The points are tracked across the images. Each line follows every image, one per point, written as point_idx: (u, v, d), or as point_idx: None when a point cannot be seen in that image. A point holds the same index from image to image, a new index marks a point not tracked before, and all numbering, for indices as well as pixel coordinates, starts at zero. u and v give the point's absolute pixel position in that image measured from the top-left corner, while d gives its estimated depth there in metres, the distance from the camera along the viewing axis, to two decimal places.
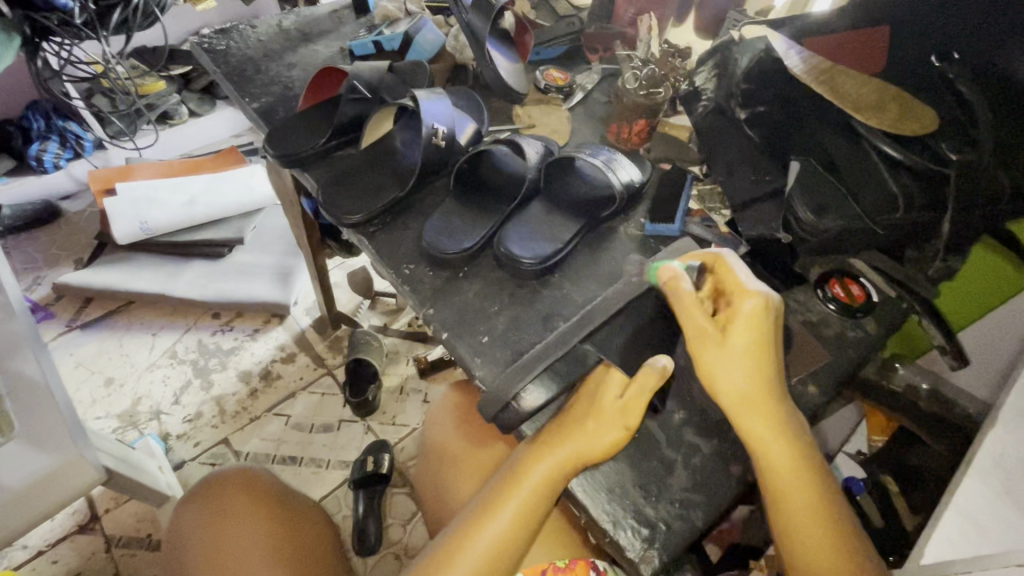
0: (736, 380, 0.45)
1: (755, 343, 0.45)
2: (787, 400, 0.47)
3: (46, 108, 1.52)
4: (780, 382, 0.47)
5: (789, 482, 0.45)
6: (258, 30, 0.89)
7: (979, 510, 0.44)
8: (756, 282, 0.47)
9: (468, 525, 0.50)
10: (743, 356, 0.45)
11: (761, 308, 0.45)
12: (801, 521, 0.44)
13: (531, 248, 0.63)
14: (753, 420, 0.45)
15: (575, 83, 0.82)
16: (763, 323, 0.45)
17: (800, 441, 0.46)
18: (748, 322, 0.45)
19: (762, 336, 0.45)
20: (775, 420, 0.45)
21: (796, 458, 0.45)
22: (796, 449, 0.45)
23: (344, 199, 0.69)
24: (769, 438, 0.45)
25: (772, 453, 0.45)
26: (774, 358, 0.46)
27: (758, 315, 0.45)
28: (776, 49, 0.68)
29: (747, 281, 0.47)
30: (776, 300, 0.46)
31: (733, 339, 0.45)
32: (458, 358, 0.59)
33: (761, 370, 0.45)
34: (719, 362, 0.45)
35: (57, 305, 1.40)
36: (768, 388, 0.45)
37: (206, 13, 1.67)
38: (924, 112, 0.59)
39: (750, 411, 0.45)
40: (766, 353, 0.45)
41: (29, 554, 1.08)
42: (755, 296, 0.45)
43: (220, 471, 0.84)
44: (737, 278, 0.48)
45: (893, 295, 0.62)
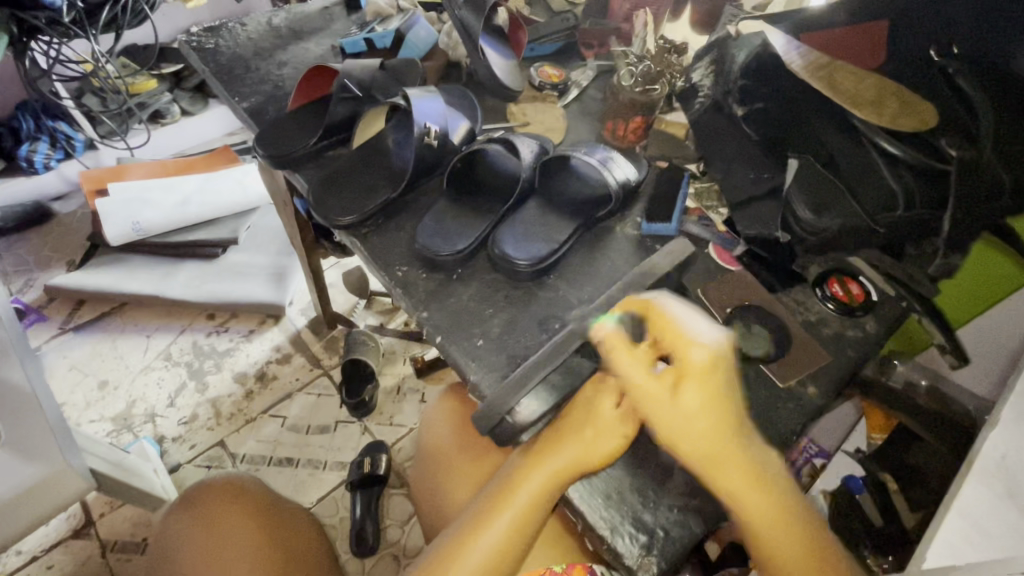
0: (697, 436, 0.43)
1: (709, 395, 0.44)
2: (753, 447, 0.45)
3: (35, 107, 1.49)
4: (743, 430, 0.45)
5: (768, 526, 0.44)
6: (248, 28, 0.88)
7: (981, 514, 0.44)
8: (695, 327, 0.45)
9: (465, 533, 0.49)
10: (701, 410, 0.43)
11: (710, 360, 0.44)
12: (785, 559, 0.44)
13: (526, 249, 0.62)
14: (724, 476, 0.44)
15: (570, 80, 0.81)
16: (716, 371, 0.44)
17: (774, 485, 0.45)
18: (699, 375, 0.44)
19: (713, 389, 0.44)
20: (745, 470, 0.44)
21: (771, 499, 0.44)
22: (773, 497, 0.44)
23: (335, 201, 0.68)
24: (741, 491, 0.44)
25: (747, 503, 0.44)
26: (731, 408, 0.44)
27: (711, 366, 0.44)
28: (775, 45, 0.68)
29: (687, 329, 0.45)
30: (722, 347, 0.44)
31: (688, 393, 0.44)
32: (453, 362, 0.58)
33: (720, 422, 0.44)
34: (675, 421, 0.43)
35: (50, 307, 1.39)
36: (732, 439, 0.44)
37: (196, 10, 1.65)
38: (921, 106, 0.59)
39: (717, 465, 0.44)
40: (725, 405, 0.44)
41: (24, 559, 1.07)
42: (703, 346, 0.44)
43: (206, 481, 0.83)
44: (673, 327, 0.45)
45: (892, 293, 0.61)
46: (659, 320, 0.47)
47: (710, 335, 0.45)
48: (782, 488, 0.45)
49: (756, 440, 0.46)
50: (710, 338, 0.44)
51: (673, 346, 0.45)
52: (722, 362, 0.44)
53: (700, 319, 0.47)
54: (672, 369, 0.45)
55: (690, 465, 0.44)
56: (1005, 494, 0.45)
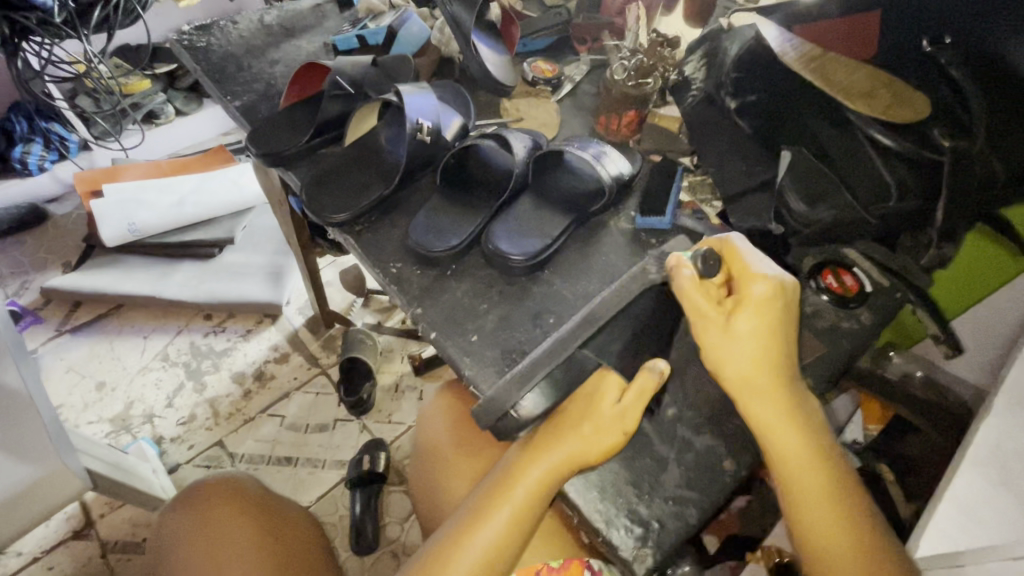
0: (746, 362, 0.46)
1: (765, 325, 0.47)
2: (794, 381, 0.48)
3: (27, 109, 1.48)
4: (789, 366, 0.48)
5: (801, 462, 0.46)
6: (240, 26, 0.87)
7: (978, 502, 0.45)
8: (765, 266, 0.49)
9: (461, 531, 0.49)
10: (755, 338, 0.47)
11: (770, 294, 0.47)
12: (812, 501, 0.46)
13: (520, 244, 0.62)
14: (765, 404, 0.46)
15: (564, 74, 0.81)
16: (772, 303, 0.47)
17: (810, 425, 0.47)
18: (757, 305, 0.47)
19: (771, 320, 0.47)
20: (784, 404, 0.46)
21: (805, 434, 0.46)
22: (806, 433, 0.47)
23: (329, 198, 0.68)
24: (779, 421, 0.46)
25: (781, 436, 0.46)
26: (784, 343, 0.47)
27: (770, 298, 0.47)
28: (767, 37, 0.68)
29: (757, 265, 0.49)
30: (787, 285, 0.48)
31: (743, 320, 0.47)
32: (447, 357, 0.59)
33: (770, 351, 0.47)
34: (727, 342, 0.47)
35: (46, 309, 1.39)
36: (778, 370, 0.47)
37: (189, 9, 1.65)
38: (915, 96, 0.59)
39: (758, 393, 0.46)
40: (777, 335, 0.47)
41: (24, 560, 1.07)
42: (764, 280, 0.48)
43: (205, 480, 0.83)
44: (746, 262, 0.49)
45: (886, 284, 0.59)
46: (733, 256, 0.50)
47: (772, 272, 0.48)
48: (815, 425, 0.48)
49: (798, 381, 0.48)
50: (773, 273, 0.48)
51: (735, 279, 0.49)
52: (781, 296, 0.48)
53: (767, 260, 0.50)
54: (732, 298, 0.48)
55: (730, 391, 0.48)
56: (998, 481, 0.45)
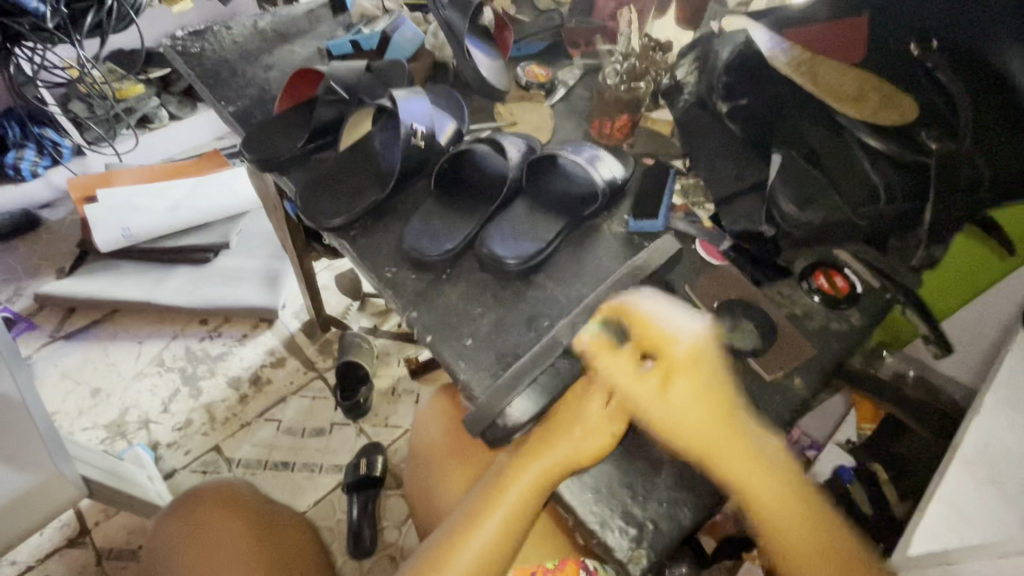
0: (689, 427, 0.45)
1: (696, 386, 0.45)
2: (751, 429, 0.46)
3: (20, 114, 1.48)
4: (737, 416, 0.46)
5: (780, 510, 0.44)
6: (233, 32, 0.87)
7: (969, 502, 0.46)
8: (674, 324, 0.48)
9: (455, 533, 0.49)
10: (691, 403, 0.45)
11: (691, 354, 0.46)
12: (802, 550, 0.43)
13: (514, 247, 0.62)
14: (723, 463, 0.44)
15: (557, 78, 0.81)
16: (697, 363, 0.46)
17: (779, 468, 0.45)
18: (685, 367, 0.46)
19: (703, 378, 0.46)
20: (743, 453, 0.45)
21: (776, 479, 0.44)
22: (778, 481, 0.44)
23: (323, 202, 0.69)
24: (743, 472, 0.44)
25: (752, 485, 0.44)
26: (725, 396, 0.46)
27: (693, 358, 0.46)
28: (756, 41, 0.68)
29: (663, 325, 0.47)
30: (704, 336, 0.47)
31: (676, 386, 0.45)
32: (442, 361, 0.59)
33: (711, 407, 0.45)
34: (666, 412, 0.45)
35: (40, 316, 1.38)
36: (728, 427, 0.45)
37: (183, 14, 1.64)
38: (902, 100, 0.60)
39: (715, 455, 0.45)
40: (712, 394, 0.45)
41: (19, 569, 1.06)
42: (680, 342, 0.46)
43: (200, 486, 0.83)
44: (650, 324, 0.48)
45: (876, 285, 0.62)
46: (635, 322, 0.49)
47: (688, 328, 0.47)
48: (789, 467, 0.46)
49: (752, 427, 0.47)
50: (687, 329, 0.47)
51: (653, 345, 0.47)
52: (704, 351, 0.47)
53: (678, 314, 0.49)
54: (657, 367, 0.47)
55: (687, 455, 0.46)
56: (986, 480, 0.47)
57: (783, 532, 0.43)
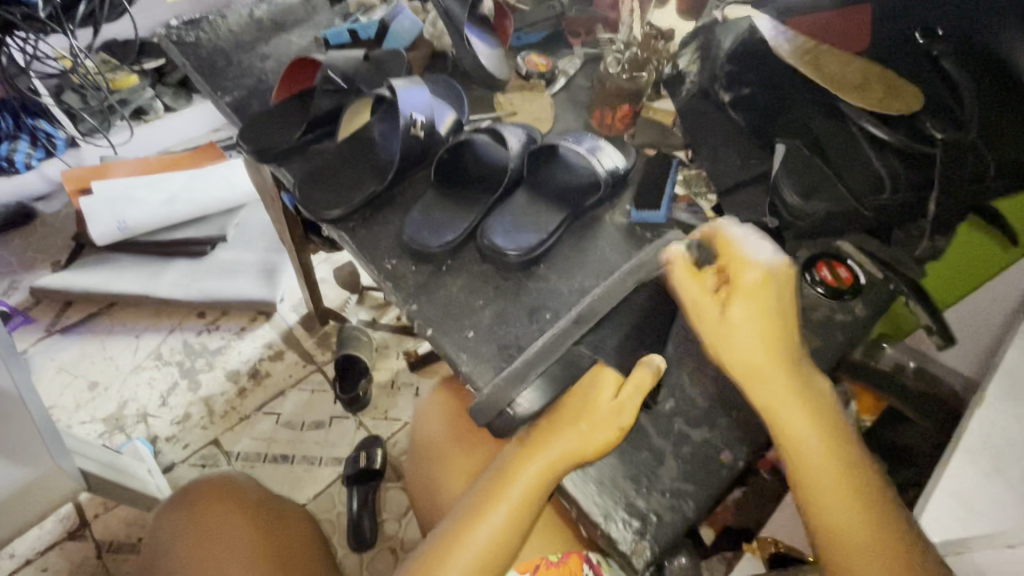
0: (745, 354, 0.44)
1: (762, 314, 0.44)
2: (804, 364, 0.46)
3: (13, 106, 1.46)
4: (796, 352, 0.45)
5: (813, 451, 0.44)
6: (229, 20, 0.86)
7: (973, 491, 0.47)
8: (757, 251, 0.46)
9: (460, 527, 0.49)
10: (752, 330, 0.44)
11: (763, 281, 0.45)
12: (828, 493, 0.44)
13: (514, 239, 0.62)
14: (770, 392, 0.44)
15: (557, 68, 0.80)
16: (766, 290, 0.45)
17: (821, 409, 0.45)
18: (750, 293, 0.45)
19: (767, 311, 0.44)
20: (794, 387, 0.45)
21: (815, 420, 0.45)
22: (818, 417, 0.45)
23: (322, 194, 0.68)
24: (788, 405, 0.44)
25: (793, 422, 0.44)
26: (786, 332, 0.45)
27: (762, 285, 0.45)
28: (759, 29, 0.67)
29: (749, 251, 0.46)
30: (782, 271, 0.45)
31: (737, 310, 0.45)
32: (444, 353, 0.58)
33: (770, 337, 0.44)
34: (725, 335, 0.45)
35: (36, 309, 1.37)
36: (784, 359, 0.45)
37: (177, 3, 1.62)
38: (908, 88, 0.59)
39: (764, 383, 0.44)
40: (774, 323, 0.44)
41: (18, 562, 1.06)
42: (756, 267, 0.45)
43: (201, 479, 0.83)
44: (734, 248, 0.47)
45: (880, 276, 0.60)
46: (722, 242, 0.48)
47: (767, 257, 0.46)
48: (828, 406, 0.46)
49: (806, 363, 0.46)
50: (766, 258, 0.45)
51: (724, 267, 0.47)
52: (777, 279, 0.45)
53: (761, 241, 0.47)
54: (724, 287, 0.46)
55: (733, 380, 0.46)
56: (991, 470, 0.48)
57: (810, 469, 0.44)
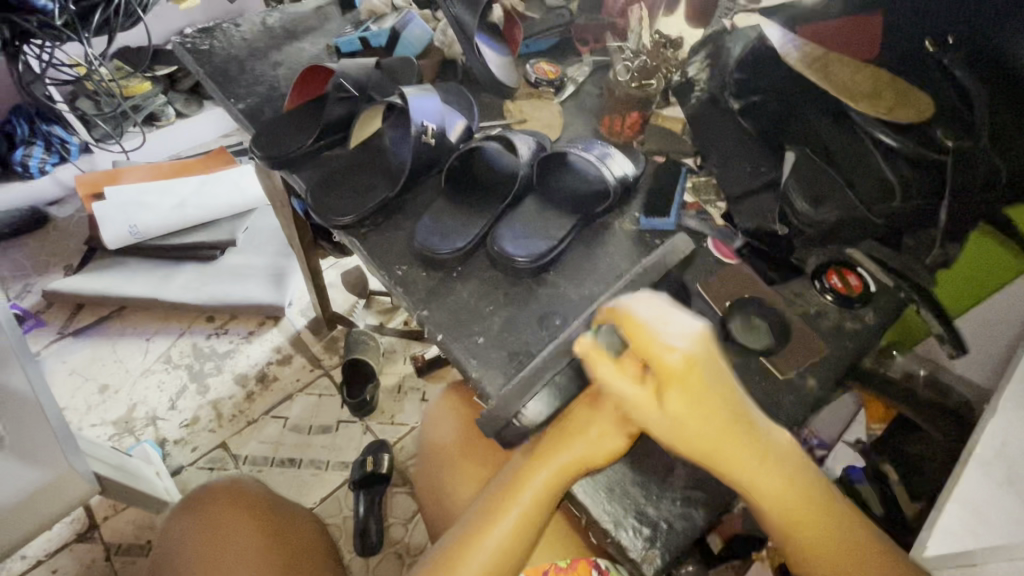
0: (694, 439, 0.42)
1: (694, 399, 0.40)
2: (759, 429, 0.43)
3: (29, 112, 1.48)
4: (747, 422, 0.43)
5: (793, 507, 0.44)
6: (243, 29, 0.87)
7: (986, 500, 0.46)
8: (670, 332, 0.39)
9: (470, 533, 0.49)
10: (688, 419, 0.41)
11: (686, 365, 0.39)
12: (813, 542, 0.44)
13: (525, 246, 0.62)
14: (733, 466, 0.43)
15: (566, 76, 0.81)
16: (693, 373, 0.40)
17: (790, 470, 0.44)
18: (676, 380, 0.40)
19: (700, 394, 0.40)
20: (755, 457, 0.43)
21: (787, 481, 0.44)
22: (788, 477, 0.44)
23: (334, 200, 0.68)
24: (756, 478, 0.43)
25: (765, 489, 0.43)
26: (729, 411, 0.42)
27: (688, 370, 0.39)
28: (770, 37, 0.68)
29: (661, 336, 0.39)
30: (704, 346, 0.40)
31: (671, 400, 0.40)
32: (454, 359, 0.59)
33: (714, 419, 0.41)
34: (665, 423, 0.42)
35: (49, 312, 1.39)
36: (734, 431, 0.42)
37: (190, 11, 1.65)
38: (916, 98, 0.59)
39: (722, 458, 0.43)
40: (715, 405, 0.41)
41: (29, 563, 1.07)
42: (676, 352, 0.39)
43: (210, 483, 0.83)
44: (646, 333, 0.39)
45: (890, 284, 0.61)
46: (628, 324, 0.40)
47: (683, 335, 0.40)
48: (797, 462, 0.45)
49: (761, 429, 0.44)
50: (680, 344, 0.39)
51: (644, 357, 0.41)
52: (698, 360, 0.39)
53: (674, 319, 0.40)
54: (651, 377, 0.42)
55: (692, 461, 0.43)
56: (1003, 481, 0.47)
57: (790, 520, 0.44)
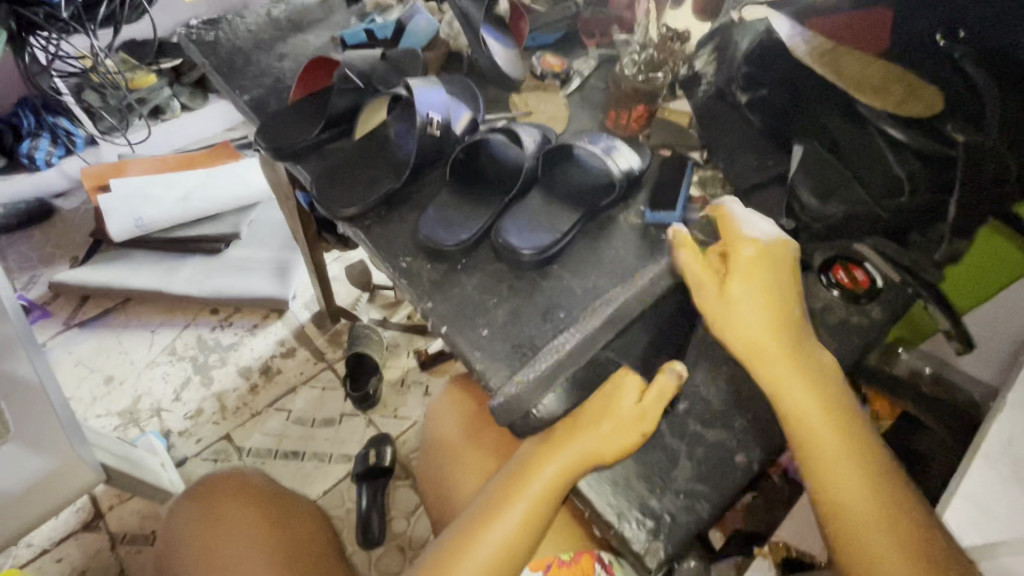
0: (748, 322, 0.48)
1: (759, 289, 0.48)
2: (807, 339, 0.49)
3: (34, 104, 1.48)
4: (798, 325, 0.49)
5: (815, 417, 0.45)
6: (248, 20, 0.87)
7: (993, 497, 0.47)
8: (752, 229, 0.52)
9: (476, 525, 0.49)
10: (750, 300, 0.48)
11: (757, 255, 0.50)
12: (831, 464, 0.44)
13: (531, 239, 0.62)
14: (777, 369, 0.47)
15: (572, 68, 0.80)
16: (763, 263, 0.49)
17: (822, 379, 0.47)
18: (746, 268, 0.49)
19: (765, 282, 0.49)
20: (792, 357, 0.47)
21: (818, 389, 0.46)
22: (826, 401, 0.46)
23: (339, 191, 0.68)
24: (789, 376, 0.46)
25: (793, 391, 0.46)
26: (789, 307, 0.49)
27: (760, 258, 0.50)
28: (777, 31, 0.66)
29: (745, 228, 0.51)
30: (775, 246, 0.51)
31: (736, 285, 0.49)
32: (458, 351, 0.59)
33: (771, 309, 0.48)
34: (727, 305, 0.48)
35: (54, 303, 1.39)
36: (784, 335, 0.48)
37: (195, 4, 1.64)
38: (925, 91, 0.58)
39: (762, 357, 0.47)
40: (773, 298, 0.48)
41: (35, 552, 1.08)
42: (752, 242, 0.50)
43: (214, 474, 0.83)
44: (733, 225, 0.52)
45: (897, 280, 0.60)
46: (723, 220, 0.53)
47: (764, 233, 0.51)
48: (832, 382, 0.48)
49: (809, 338, 0.49)
50: (762, 235, 0.51)
51: (726, 245, 0.51)
52: (772, 254, 0.50)
53: (759, 222, 0.53)
54: (725, 263, 0.50)
55: (737, 351, 0.48)
56: (1010, 476, 0.47)
57: (818, 439, 0.45)
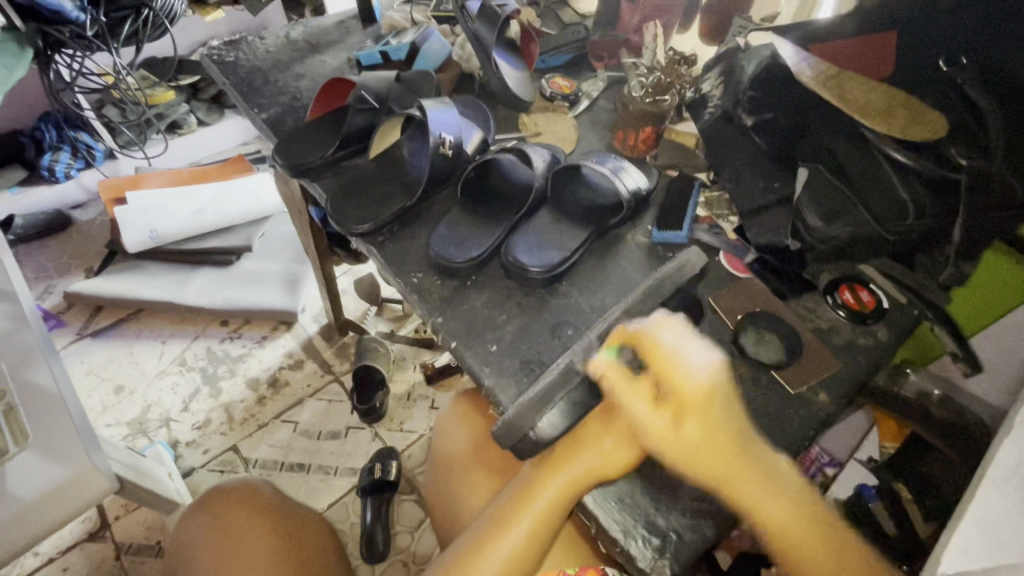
0: (705, 460, 0.42)
1: (712, 427, 0.42)
2: (761, 455, 0.44)
3: (57, 118, 1.53)
4: (749, 444, 0.44)
5: (789, 525, 0.43)
6: (267, 41, 0.90)
7: (1003, 524, 0.42)
8: (691, 359, 0.43)
9: (480, 541, 0.49)
10: (703, 443, 0.42)
11: (706, 393, 0.42)
12: (817, 561, 0.43)
13: (539, 256, 0.63)
14: (731, 486, 0.43)
15: (581, 91, 0.83)
16: (712, 404, 0.42)
17: (785, 485, 0.44)
18: (697, 409, 0.42)
19: (716, 420, 0.42)
20: (752, 475, 0.43)
21: (784, 499, 0.44)
22: (789, 497, 0.44)
23: (352, 208, 0.70)
24: (756, 495, 0.43)
25: (761, 505, 0.43)
26: (739, 436, 0.43)
27: (707, 398, 0.42)
28: (783, 56, 0.68)
29: (683, 360, 0.43)
30: (722, 378, 0.43)
31: (689, 427, 0.42)
32: (467, 366, 0.60)
33: (723, 446, 0.42)
34: (680, 449, 0.42)
35: (68, 313, 1.42)
36: (739, 458, 0.43)
37: (214, 24, 1.70)
38: (930, 116, 0.59)
39: (726, 482, 0.43)
40: (724, 432, 0.42)
41: (41, 561, 1.08)
42: (698, 378, 0.42)
43: (225, 483, 0.84)
44: (670, 358, 0.42)
45: (903, 301, 0.63)
46: (653, 350, 0.43)
47: (704, 365, 0.42)
48: (792, 480, 0.45)
49: (762, 450, 0.45)
50: (705, 367, 0.42)
51: (665, 381, 0.43)
52: (720, 388, 0.42)
53: (695, 347, 0.43)
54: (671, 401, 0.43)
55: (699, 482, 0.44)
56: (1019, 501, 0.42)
57: (797, 544, 0.43)
